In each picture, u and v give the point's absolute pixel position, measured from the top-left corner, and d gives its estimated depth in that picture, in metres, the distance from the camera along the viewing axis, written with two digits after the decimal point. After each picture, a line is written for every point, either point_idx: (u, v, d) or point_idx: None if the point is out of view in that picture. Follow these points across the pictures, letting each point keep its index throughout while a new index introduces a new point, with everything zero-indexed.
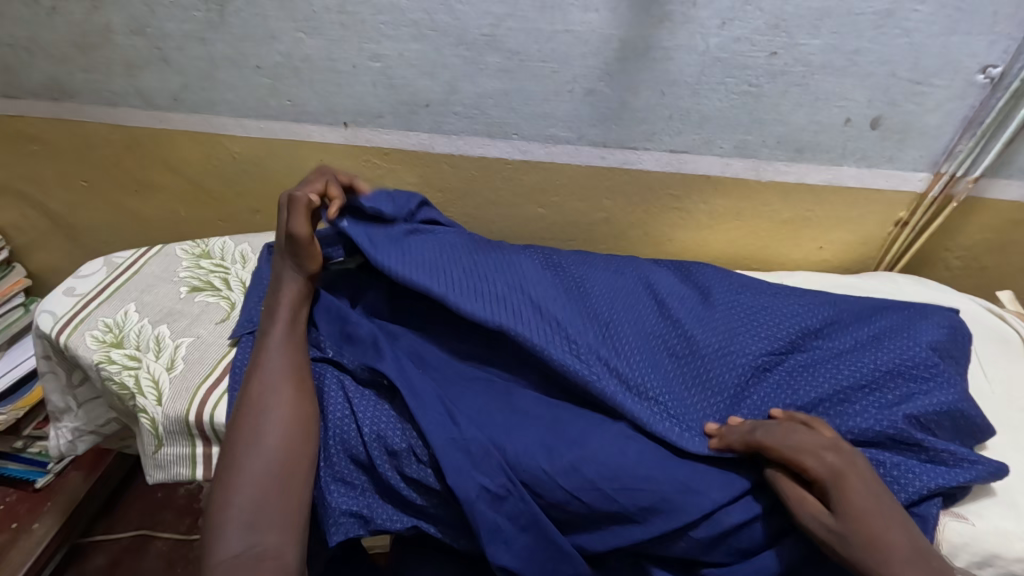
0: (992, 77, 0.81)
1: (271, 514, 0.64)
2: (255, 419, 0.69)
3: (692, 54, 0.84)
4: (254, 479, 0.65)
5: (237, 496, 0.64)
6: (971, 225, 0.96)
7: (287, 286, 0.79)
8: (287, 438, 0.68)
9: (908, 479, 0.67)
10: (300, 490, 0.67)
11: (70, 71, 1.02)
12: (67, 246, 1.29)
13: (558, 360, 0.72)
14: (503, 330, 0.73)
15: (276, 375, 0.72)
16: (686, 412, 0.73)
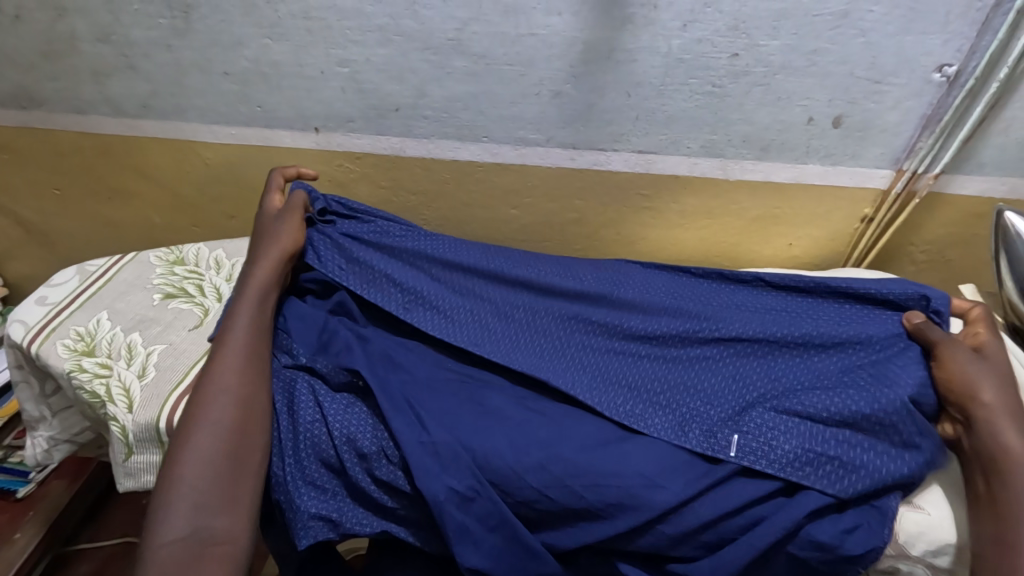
0: (948, 75, 0.82)
1: (223, 497, 0.64)
2: (210, 400, 0.69)
3: (655, 56, 0.85)
4: (203, 461, 0.65)
5: (189, 477, 0.64)
6: (934, 220, 0.98)
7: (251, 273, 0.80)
8: (240, 419, 0.68)
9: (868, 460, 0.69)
10: (248, 477, 0.66)
11: (38, 80, 1.01)
12: (42, 254, 1.29)
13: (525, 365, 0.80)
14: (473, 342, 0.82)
15: (236, 358, 0.73)
16: (650, 402, 0.77)
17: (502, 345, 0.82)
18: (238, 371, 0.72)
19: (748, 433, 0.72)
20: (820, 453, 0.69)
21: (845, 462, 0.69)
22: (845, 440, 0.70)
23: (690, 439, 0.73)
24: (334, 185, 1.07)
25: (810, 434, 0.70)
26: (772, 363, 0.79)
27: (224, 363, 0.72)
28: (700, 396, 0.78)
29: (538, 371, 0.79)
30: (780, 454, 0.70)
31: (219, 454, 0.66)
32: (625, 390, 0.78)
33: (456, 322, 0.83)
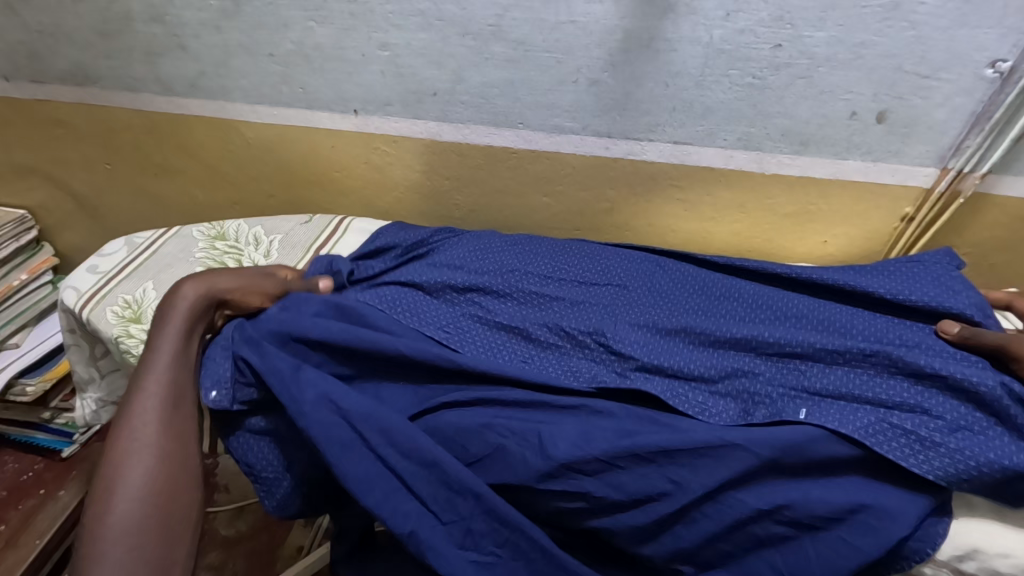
0: (1002, 72, 0.80)
1: (150, 552, 0.64)
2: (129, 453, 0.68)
3: (696, 46, 0.84)
4: (126, 518, 0.64)
5: (104, 548, 0.62)
6: (978, 222, 0.95)
7: (183, 305, 0.79)
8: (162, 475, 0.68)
9: (944, 439, 0.66)
10: (174, 537, 0.66)
11: (94, 58, 1.06)
12: (91, 226, 1.35)
13: (561, 359, 0.80)
14: (506, 340, 0.82)
15: (152, 413, 0.71)
16: (696, 388, 0.77)
17: (549, 344, 0.82)
18: (157, 424, 0.71)
19: (816, 408, 0.71)
20: (893, 426, 0.68)
21: (922, 436, 0.67)
22: (914, 420, 0.68)
23: (756, 415, 0.72)
24: (370, 167, 1.10)
25: (879, 412, 0.70)
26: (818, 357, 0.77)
27: (137, 417, 0.71)
28: (762, 377, 0.76)
29: (590, 370, 0.79)
30: (854, 426, 0.68)
31: (138, 519, 0.65)
32: (680, 378, 0.77)
33: (506, 322, 0.84)
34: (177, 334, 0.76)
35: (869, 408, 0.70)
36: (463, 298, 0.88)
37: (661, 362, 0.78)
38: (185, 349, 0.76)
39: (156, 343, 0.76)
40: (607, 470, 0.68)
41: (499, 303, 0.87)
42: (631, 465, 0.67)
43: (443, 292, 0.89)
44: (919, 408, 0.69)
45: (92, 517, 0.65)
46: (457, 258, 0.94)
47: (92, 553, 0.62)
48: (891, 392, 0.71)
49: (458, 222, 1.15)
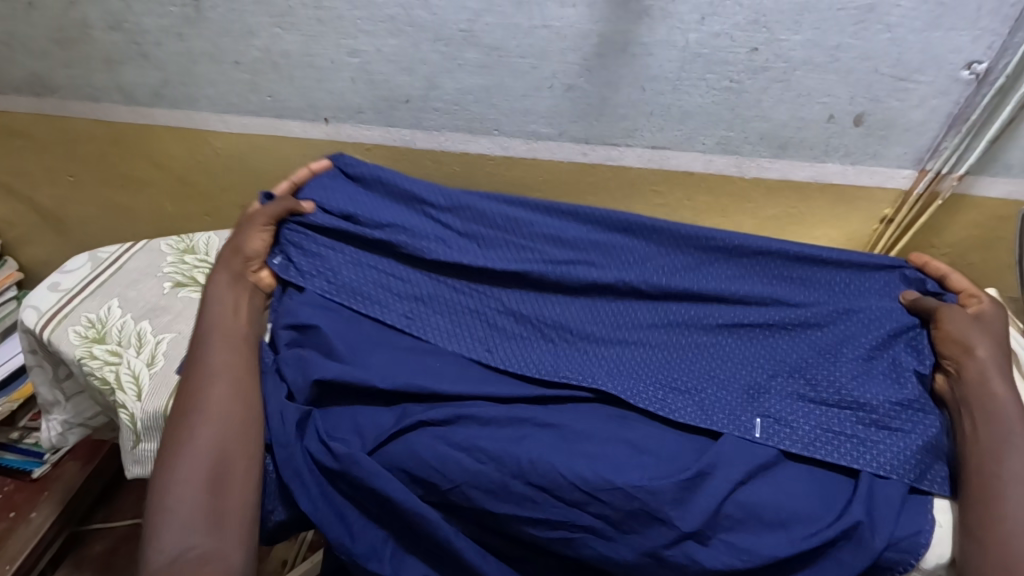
0: (977, 73, 0.79)
1: (207, 506, 0.66)
2: (195, 409, 0.72)
3: (672, 50, 0.83)
4: (190, 474, 0.67)
5: (177, 492, 0.66)
6: (957, 222, 0.95)
7: (224, 273, 0.84)
8: (222, 434, 0.71)
9: (886, 444, 0.71)
10: (237, 490, 0.69)
11: (52, 67, 1.02)
12: (57, 241, 1.30)
13: (525, 355, 0.81)
14: (465, 342, 0.83)
15: (213, 370, 0.75)
16: (658, 383, 0.78)
17: (517, 349, 0.82)
18: (214, 380, 0.74)
19: (769, 415, 0.74)
20: (838, 433, 0.72)
21: (865, 441, 0.71)
22: (861, 424, 0.73)
23: (714, 422, 0.74)
24: None
25: (825, 418, 0.74)
26: (775, 347, 0.80)
27: (196, 378, 0.75)
28: (716, 383, 0.78)
29: (557, 371, 0.80)
30: (805, 438, 0.72)
31: (204, 469, 0.68)
32: (645, 381, 0.79)
33: (462, 330, 0.84)
34: (223, 305, 0.81)
35: (820, 408, 0.74)
36: (424, 292, 0.86)
37: (620, 362, 0.81)
38: (231, 317, 0.81)
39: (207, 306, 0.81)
40: (589, 500, 0.66)
41: (460, 298, 0.85)
42: (614, 490, 0.66)
43: (401, 290, 0.86)
44: (864, 407, 0.73)
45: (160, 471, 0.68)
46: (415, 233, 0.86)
47: (160, 501, 0.66)
48: (841, 391, 0.75)
49: None
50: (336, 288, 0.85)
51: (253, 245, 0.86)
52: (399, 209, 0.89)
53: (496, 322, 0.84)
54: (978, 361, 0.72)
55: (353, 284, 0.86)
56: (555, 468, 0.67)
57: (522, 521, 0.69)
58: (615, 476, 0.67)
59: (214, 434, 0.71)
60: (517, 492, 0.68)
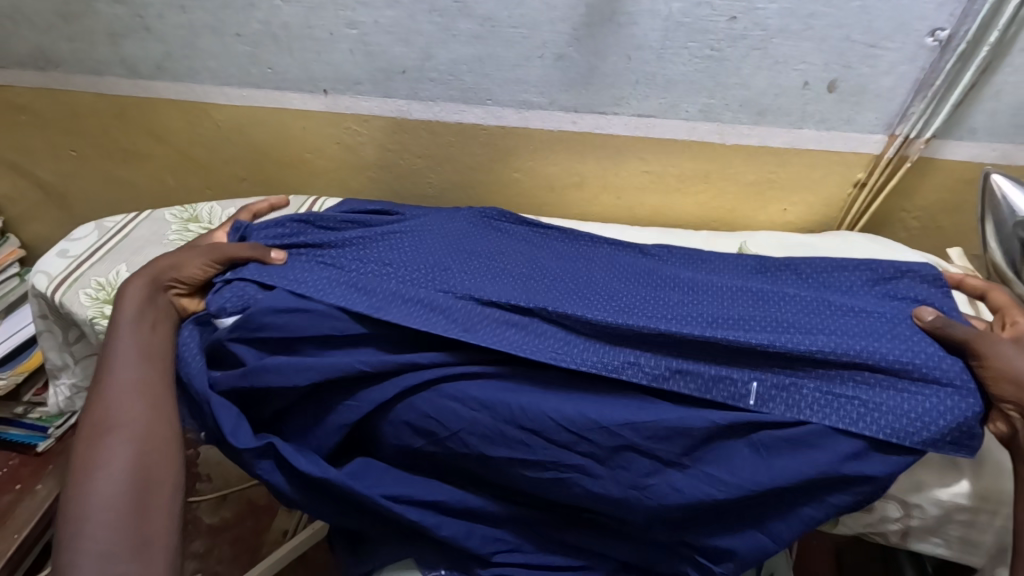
0: (941, 40, 0.84)
1: (129, 530, 0.61)
2: (101, 435, 0.67)
3: (656, 20, 0.87)
4: (104, 501, 0.62)
5: (88, 524, 0.60)
6: (925, 187, 1.01)
7: (132, 292, 0.79)
8: (137, 455, 0.66)
9: (893, 406, 0.68)
10: (158, 511, 0.64)
11: (55, 41, 1.05)
12: (59, 216, 1.33)
13: (506, 333, 0.77)
14: (440, 325, 0.77)
15: (125, 390, 0.71)
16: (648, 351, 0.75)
17: (500, 324, 0.78)
18: (130, 400, 0.70)
19: (769, 380, 0.71)
20: (838, 394, 0.69)
21: (871, 402, 0.68)
22: (860, 386, 0.70)
23: (711, 390, 0.72)
24: (342, 147, 1.11)
25: (825, 377, 0.71)
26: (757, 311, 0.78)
27: (108, 400, 0.70)
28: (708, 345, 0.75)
29: (544, 348, 0.76)
30: (803, 403, 0.70)
31: (123, 494, 0.63)
32: (637, 352, 0.76)
33: (438, 310, 0.78)
34: (140, 323, 0.77)
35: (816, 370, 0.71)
36: (397, 285, 0.81)
37: (607, 335, 0.77)
38: (148, 335, 0.77)
39: (116, 326, 0.76)
40: (577, 441, 0.71)
41: (434, 287, 0.82)
42: (601, 431, 0.70)
43: (369, 281, 0.80)
44: (864, 364, 0.71)
45: (65, 504, 0.62)
46: (388, 245, 0.89)
47: (69, 535, 0.60)
48: (841, 345, 0.71)
49: (433, 200, 1.17)
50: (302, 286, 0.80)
51: (190, 270, 0.84)
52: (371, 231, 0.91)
53: (473, 299, 0.81)
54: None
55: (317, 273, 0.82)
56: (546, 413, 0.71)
57: (515, 462, 0.73)
58: (601, 417, 0.71)
59: (133, 455, 0.66)
60: (509, 436, 0.73)
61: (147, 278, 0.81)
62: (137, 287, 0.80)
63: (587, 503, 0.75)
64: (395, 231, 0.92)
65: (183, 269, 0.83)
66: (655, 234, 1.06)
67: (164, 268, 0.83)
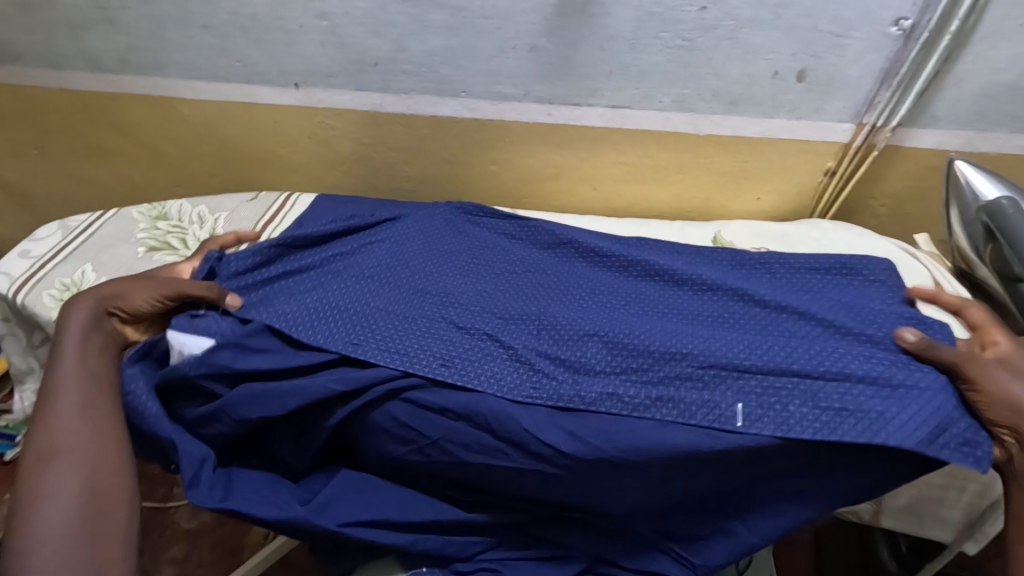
0: (904, 29, 0.86)
1: (79, 560, 0.56)
2: (45, 460, 0.61)
3: (628, 10, 0.87)
4: (48, 534, 0.57)
5: (30, 559, 0.55)
6: (893, 173, 1.03)
7: (78, 313, 0.74)
8: (88, 478, 0.61)
9: (887, 415, 0.64)
10: (111, 537, 0.59)
11: (12, 33, 1.01)
12: (22, 216, 1.28)
13: (484, 365, 0.76)
14: (416, 360, 0.76)
15: (68, 408, 0.65)
16: (626, 382, 0.74)
17: (478, 357, 0.77)
18: (76, 419, 0.65)
19: (754, 401, 0.68)
20: (824, 406, 0.66)
21: (864, 417, 0.64)
22: (848, 394, 0.67)
23: (695, 416, 0.69)
24: (315, 141, 1.09)
25: (809, 391, 0.68)
26: (741, 333, 0.77)
27: (52, 419, 0.64)
28: (691, 369, 0.73)
29: (521, 383, 0.75)
30: (790, 419, 0.66)
31: (73, 518, 0.58)
32: (618, 382, 0.74)
33: (420, 342, 0.78)
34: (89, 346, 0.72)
35: (805, 385, 0.68)
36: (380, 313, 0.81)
37: (587, 365, 0.76)
38: (94, 356, 0.72)
39: (59, 348, 0.71)
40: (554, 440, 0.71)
41: (416, 316, 0.82)
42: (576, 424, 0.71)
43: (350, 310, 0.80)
44: (846, 374, 0.68)
45: (8, 540, 0.57)
46: (371, 263, 0.88)
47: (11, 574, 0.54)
48: (826, 362, 0.69)
49: (409, 194, 1.16)
50: (277, 306, 0.81)
51: (136, 302, 0.78)
52: (355, 249, 0.91)
53: (454, 330, 0.80)
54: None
55: (298, 295, 0.82)
56: (520, 424, 0.71)
57: (495, 465, 0.74)
58: (578, 429, 0.70)
59: (82, 478, 0.61)
60: (488, 441, 0.73)
61: (93, 300, 0.76)
62: (80, 311, 0.74)
63: (570, 501, 0.76)
64: (380, 248, 0.91)
65: (130, 299, 0.78)
66: (631, 225, 1.07)
67: (111, 289, 0.77)
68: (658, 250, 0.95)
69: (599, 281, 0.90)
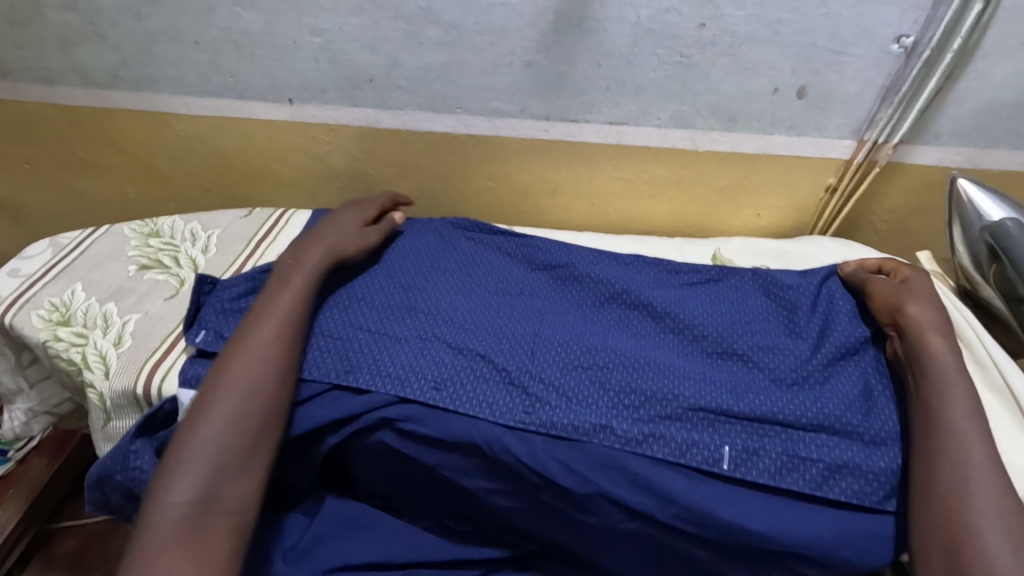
0: (906, 46, 0.85)
1: (232, 458, 0.66)
2: (242, 360, 0.72)
3: (625, 26, 0.86)
4: (227, 424, 0.67)
5: (204, 440, 0.66)
6: (893, 190, 1.01)
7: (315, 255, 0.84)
8: (269, 392, 0.70)
9: (857, 465, 0.69)
10: (264, 445, 0.68)
11: (3, 49, 1.00)
12: (13, 230, 1.26)
13: (477, 388, 0.74)
14: (407, 383, 0.74)
15: (275, 326, 0.75)
16: (619, 411, 0.73)
17: (471, 379, 0.75)
18: (272, 346, 0.73)
19: (739, 445, 0.70)
20: (804, 457, 0.69)
21: (830, 464, 0.69)
22: (827, 446, 0.70)
23: (688, 456, 0.70)
24: (309, 157, 1.08)
25: (792, 438, 0.71)
26: (731, 370, 0.78)
27: (258, 330, 0.75)
28: (683, 405, 0.73)
29: (514, 407, 0.73)
30: (771, 466, 0.69)
31: (241, 421, 0.68)
32: (612, 411, 0.73)
33: (410, 364, 0.76)
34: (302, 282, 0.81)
35: (789, 434, 0.71)
36: (370, 337, 0.79)
37: (581, 393, 0.75)
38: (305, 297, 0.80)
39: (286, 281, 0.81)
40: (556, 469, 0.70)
41: (409, 336, 0.79)
42: (573, 452, 0.70)
43: (341, 336, 0.79)
44: (825, 425, 0.72)
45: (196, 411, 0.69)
46: (362, 283, 0.86)
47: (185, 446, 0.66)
48: (808, 412, 0.72)
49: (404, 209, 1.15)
50: None
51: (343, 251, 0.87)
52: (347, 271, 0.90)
53: (447, 350, 0.78)
54: (914, 320, 0.76)
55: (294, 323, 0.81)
56: (515, 454, 0.70)
57: (491, 491, 0.74)
58: (573, 460, 0.70)
59: (262, 387, 0.70)
60: (482, 467, 0.73)
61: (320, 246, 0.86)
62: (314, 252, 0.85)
63: (567, 532, 0.76)
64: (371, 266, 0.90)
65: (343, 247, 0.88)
66: (627, 242, 1.05)
67: (333, 242, 0.87)
68: (649, 268, 0.94)
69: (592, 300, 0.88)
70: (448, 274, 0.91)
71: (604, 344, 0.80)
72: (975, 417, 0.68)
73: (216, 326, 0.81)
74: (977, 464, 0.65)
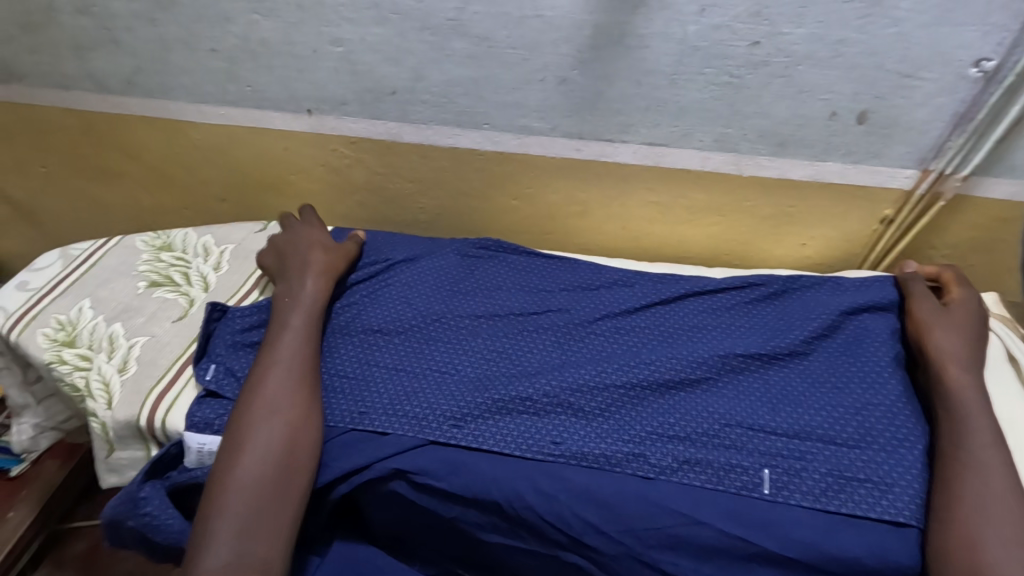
0: (986, 71, 0.76)
1: (258, 514, 0.60)
2: (257, 411, 0.67)
3: (670, 43, 0.79)
4: (249, 480, 0.62)
5: (229, 497, 0.61)
6: (957, 223, 0.93)
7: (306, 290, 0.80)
8: (290, 437, 0.65)
9: (906, 481, 0.63)
10: (294, 496, 0.63)
11: (17, 53, 0.97)
12: (30, 233, 1.24)
13: (496, 419, 0.70)
14: (423, 417, 0.70)
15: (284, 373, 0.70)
16: (647, 432, 0.68)
17: (490, 411, 0.70)
18: (284, 386, 0.69)
19: (778, 466, 0.65)
20: (851, 477, 0.64)
21: (880, 483, 0.63)
22: (871, 463, 0.64)
23: (726, 482, 0.65)
24: (328, 170, 1.03)
25: (833, 457, 0.65)
26: (756, 380, 0.73)
27: (268, 376, 0.70)
28: (712, 427, 0.69)
29: (538, 435, 0.68)
30: (816, 486, 0.64)
31: (267, 471, 0.62)
32: (639, 434, 0.68)
33: (424, 397, 0.72)
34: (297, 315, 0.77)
35: (829, 452, 0.66)
36: (382, 369, 0.75)
37: (605, 418, 0.70)
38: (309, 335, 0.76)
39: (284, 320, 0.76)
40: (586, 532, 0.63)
41: (423, 370, 0.75)
42: (604, 513, 0.63)
43: (354, 370, 0.75)
44: (867, 444, 0.66)
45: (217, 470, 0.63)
46: (367, 307, 0.83)
47: (213, 506, 0.60)
48: (842, 430, 0.67)
49: (426, 226, 1.09)
50: None
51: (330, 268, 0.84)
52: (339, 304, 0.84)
53: (461, 380, 0.74)
54: (939, 350, 0.72)
55: None
56: (538, 513, 0.63)
57: (512, 548, 0.67)
58: (603, 522, 0.62)
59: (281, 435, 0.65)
60: (502, 526, 0.66)
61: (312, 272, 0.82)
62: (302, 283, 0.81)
63: None
64: (375, 286, 0.86)
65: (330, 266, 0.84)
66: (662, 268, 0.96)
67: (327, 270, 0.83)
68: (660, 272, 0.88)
69: (603, 304, 0.83)
70: (460, 292, 0.85)
71: (620, 358, 0.76)
72: (998, 447, 0.64)
73: (227, 361, 0.78)
74: (994, 496, 0.60)
